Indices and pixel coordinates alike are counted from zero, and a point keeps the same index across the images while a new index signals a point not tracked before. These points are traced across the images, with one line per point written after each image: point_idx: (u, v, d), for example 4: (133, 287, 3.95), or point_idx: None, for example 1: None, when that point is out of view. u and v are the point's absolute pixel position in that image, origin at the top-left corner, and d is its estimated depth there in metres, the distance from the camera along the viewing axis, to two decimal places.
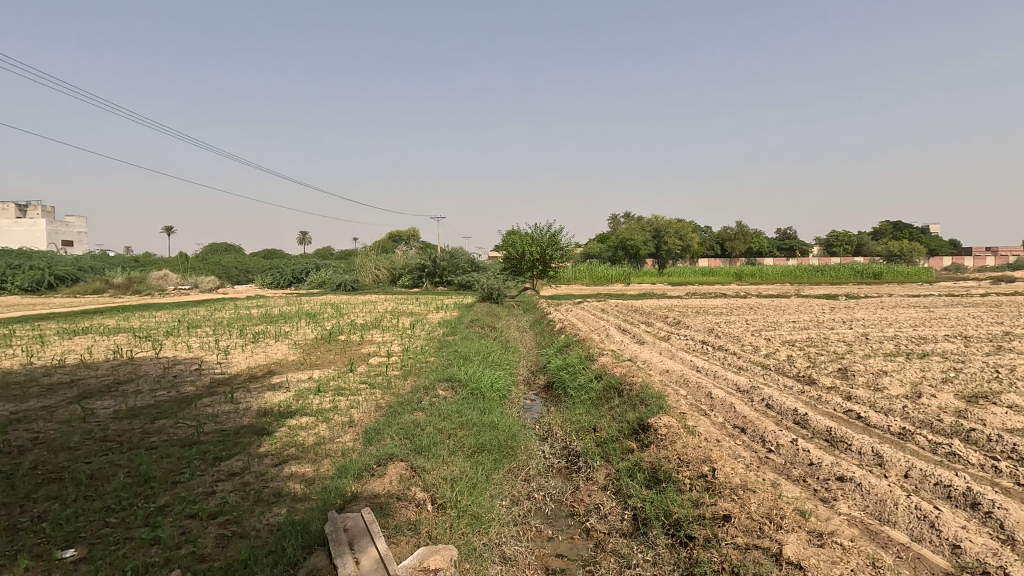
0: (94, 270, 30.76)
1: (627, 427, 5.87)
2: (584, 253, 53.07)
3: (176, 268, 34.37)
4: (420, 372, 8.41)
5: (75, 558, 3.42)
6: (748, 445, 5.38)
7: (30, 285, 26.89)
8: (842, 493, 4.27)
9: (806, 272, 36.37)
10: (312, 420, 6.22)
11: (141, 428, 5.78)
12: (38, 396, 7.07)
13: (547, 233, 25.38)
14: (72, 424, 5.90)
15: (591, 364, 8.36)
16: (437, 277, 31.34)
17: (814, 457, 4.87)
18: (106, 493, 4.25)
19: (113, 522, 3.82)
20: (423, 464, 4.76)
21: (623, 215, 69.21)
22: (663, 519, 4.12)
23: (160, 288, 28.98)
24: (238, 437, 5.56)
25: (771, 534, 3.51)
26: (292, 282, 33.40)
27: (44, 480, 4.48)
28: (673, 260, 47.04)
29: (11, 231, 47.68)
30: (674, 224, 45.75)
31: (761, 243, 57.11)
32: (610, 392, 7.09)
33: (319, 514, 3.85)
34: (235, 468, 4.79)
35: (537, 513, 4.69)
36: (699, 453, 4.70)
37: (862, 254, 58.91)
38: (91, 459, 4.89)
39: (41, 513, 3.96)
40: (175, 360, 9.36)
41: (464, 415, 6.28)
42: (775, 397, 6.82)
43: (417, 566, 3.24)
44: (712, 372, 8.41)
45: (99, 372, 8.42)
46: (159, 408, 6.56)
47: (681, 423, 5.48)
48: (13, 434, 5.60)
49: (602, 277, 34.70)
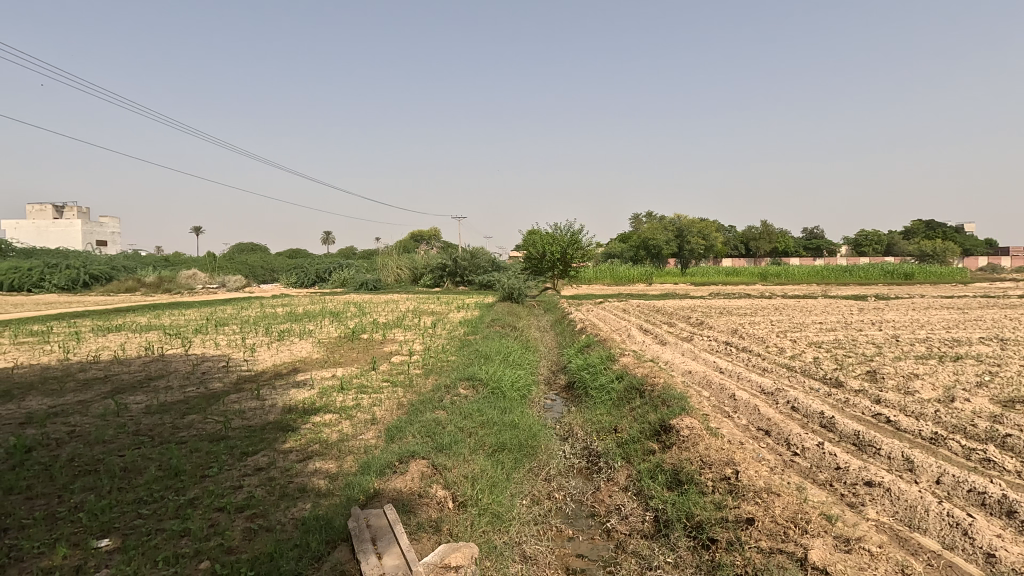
0: (128, 269, 31.66)
1: (648, 427, 5.84)
2: (605, 253, 52.84)
3: (206, 267, 35.17)
4: (441, 372, 8.44)
5: (110, 548, 3.54)
6: (772, 447, 5.31)
7: (66, 283, 27.82)
8: (871, 498, 4.17)
9: (832, 273, 35.65)
10: (335, 417, 6.32)
11: (172, 423, 5.95)
12: (74, 391, 7.30)
13: (568, 232, 25.28)
14: (107, 418, 6.09)
15: (612, 364, 8.34)
16: (458, 277, 31.43)
17: (841, 461, 4.78)
18: (138, 486, 4.38)
19: (145, 514, 3.94)
20: (445, 462, 4.79)
21: (645, 215, 68.79)
22: (684, 520, 4.09)
23: (190, 287, 29.73)
24: (264, 433, 5.68)
25: (797, 539, 3.45)
26: (316, 281, 33.99)
27: (81, 471, 4.66)
28: (695, 260, 46.37)
29: (50, 231, 49.84)
30: (696, 224, 45.13)
31: (787, 242, 56.19)
32: (632, 392, 7.04)
33: (343, 510, 3.91)
34: (261, 463, 4.89)
35: (558, 513, 4.70)
36: (722, 455, 4.64)
37: (892, 254, 57.47)
38: (124, 453, 5.05)
39: (78, 503, 4.11)
40: (204, 358, 9.59)
41: (485, 414, 6.31)
42: (800, 398, 6.71)
43: (439, 562, 3.27)
44: (735, 374, 8.30)
45: (133, 368, 8.68)
46: (189, 403, 6.73)
47: (703, 425, 5.42)
48: (52, 427, 5.82)
49: (624, 277, 34.45)
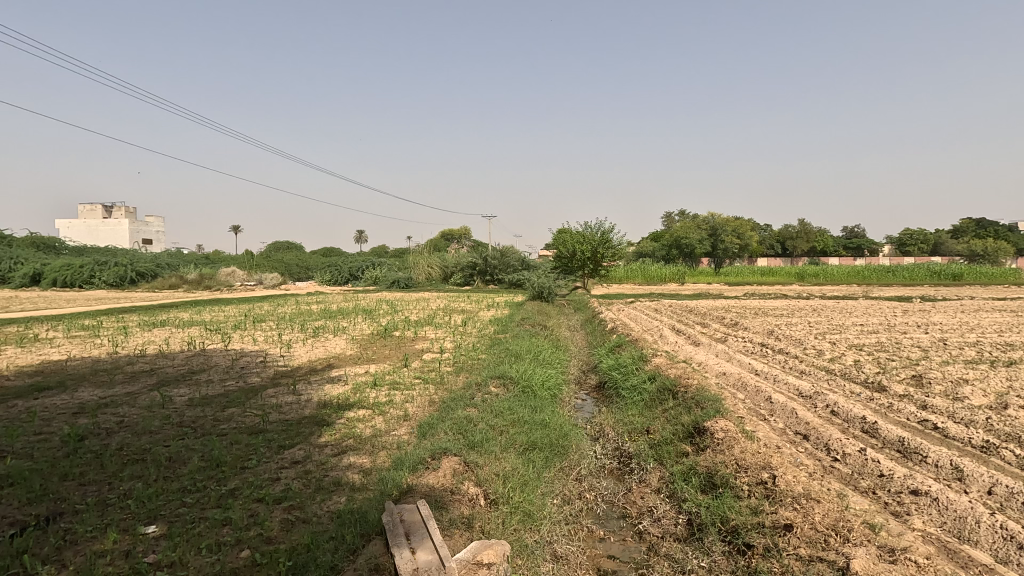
0: (171, 266, 32.90)
1: (682, 429, 5.75)
2: (636, 253, 52.30)
3: (244, 265, 36.25)
4: (472, 370, 8.50)
5: (156, 534, 3.69)
6: (811, 452, 5.16)
7: (114, 280, 29.04)
8: (916, 507, 4.01)
9: (873, 273, 34.43)
10: (369, 412, 6.43)
11: (213, 415, 6.15)
12: (122, 383, 7.63)
13: (598, 231, 25.11)
14: (152, 410, 6.34)
15: (644, 365, 8.25)
16: (488, 275, 31.56)
17: (885, 468, 4.61)
18: (182, 475, 4.55)
19: (189, 502, 4.09)
20: (476, 460, 4.82)
21: (677, 214, 67.73)
22: (719, 525, 4.02)
23: (229, 283, 30.70)
24: (300, 427, 5.83)
25: (838, 547, 3.35)
26: (350, 279, 34.65)
27: (129, 460, 4.86)
28: (729, 259, 45.42)
29: (100, 230, 52.17)
30: (731, 223, 44.18)
31: (826, 241, 54.55)
32: (665, 393, 6.95)
33: (377, 504, 3.98)
34: (298, 457, 5.02)
35: (589, 513, 4.68)
36: (759, 459, 4.53)
37: (939, 254, 55.10)
38: (169, 443, 5.25)
39: (127, 490, 4.30)
40: (243, 352, 9.89)
41: (516, 412, 6.33)
42: (840, 402, 6.50)
43: (472, 559, 3.29)
44: (771, 376, 8.10)
45: (176, 362, 9.01)
46: (229, 397, 6.95)
47: (738, 428, 5.30)
48: (102, 417, 6.10)
49: (655, 277, 34.02)
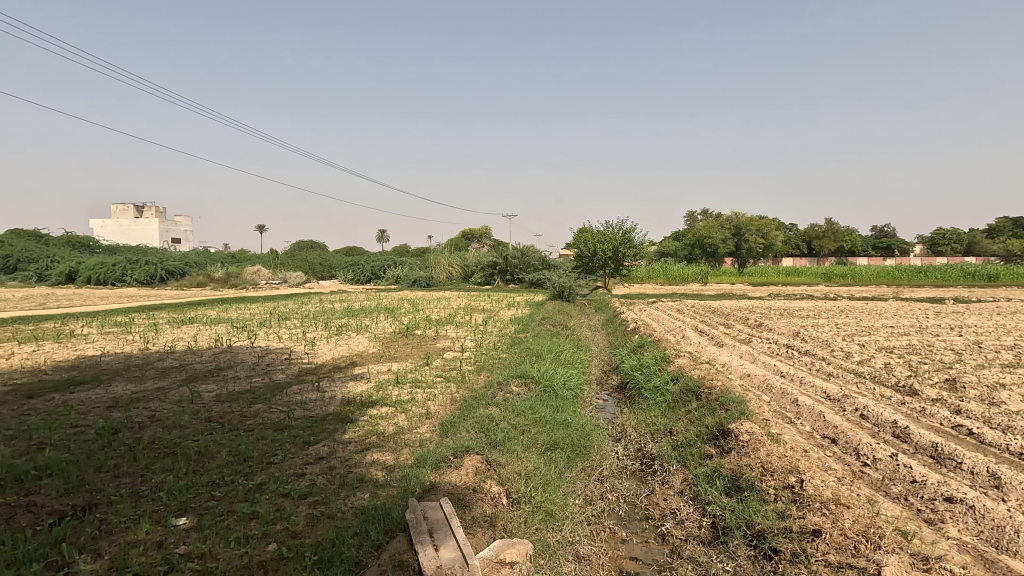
0: (199, 264, 33.68)
1: (706, 431, 5.68)
2: (658, 252, 51.80)
3: (270, 263, 36.92)
4: (493, 368, 8.53)
5: (187, 526, 3.77)
6: (840, 457, 5.04)
7: (145, 278, 29.84)
8: (951, 515, 3.89)
9: (904, 273, 33.51)
10: (391, 410, 6.49)
11: (240, 411, 6.28)
12: (153, 378, 7.84)
13: (620, 230, 24.93)
14: (182, 404, 6.50)
15: (667, 365, 8.16)
16: (508, 275, 31.60)
17: (917, 474, 4.48)
18: (211, 469, 4.66)
19: (218, 496, 4.18)
20: (498, 458, 4.84)
21: (700, 213, 66.91)
22: (745, 528, 3.96)
23: (255, 282, 31.30)
24: (325, 423, 5.92)
25: (868, 554, 3.28)
26: (372, 278, 35.03)
27: (161, 454, 4.99)
28: (753, 259, 44.67)
29: (131, 229, 53.67)
30: (755, 223, 43.45)
31: (854, 241, 53.30)
32: (688, 395, 6.86)
33: (401, 501, 4.01)
34: (322, 453, 5.09)
35: (611, 514, 4.65)
36: (786, 462, 4.45)
37: (973, 254, 53.39)
38: (198, 438, 5.38)
39: (159, 483, 4.41)
40: (269, 350, 10.08)
41: (538, 412, 6.32)
42: (869, 406, 6.35)
43: (495, 557, 3.30)
44: (797, 378, 7.94)
45: (205, 358, 9.22)
46: (255, 393, 7.09)
47: (763, 430, 5.21)
48: (134, 411, 6.28)
49: (677, 276, 33.65)
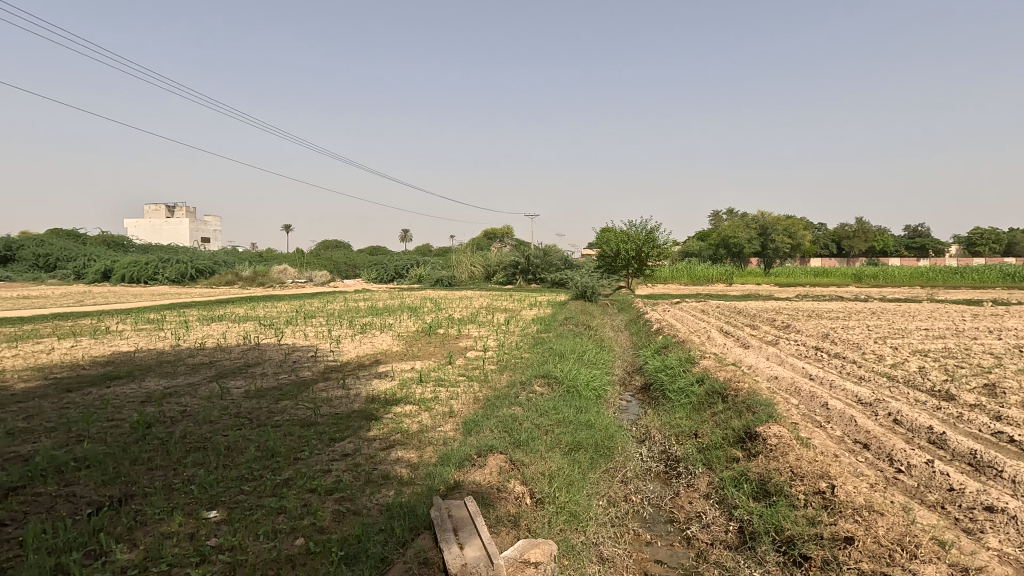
0: (228, 263, 34.47)
1: (732, 434, 5.59)
2: (681, 252, 51.17)
3: (296, 262, 37.58)
4: (516, 368, 8.53)
5: (218, 519, 3.86)
6: (872, 462, 4.91)
7: (176, 276, 30.68)
8: (992, 525, 3.75)
9: (939, 274, 32.45)
10: (415, 408, 6.55)
11: (268, 407, 6.41)
12: (185, 374, 8.05)
13: (643, 230, 24.71)
14: (212, 400, 6.66)
15: (692, 367, 8.06)
16: (530, 275, 31.58)
17: (955, 482, 4.34)
18: (240, 464, 4.76)
19: (247, 490, 4.27)
20: (522, 458, 4.83)
21: (725, 212, 65.89)
22: (773, 534, 3.89)
23: (281, 280, 31.89)
24: (350, 420, 6.00)
25: (904, 564, 3.18)
26: (395, 277, 35.38)
27: (192, 448, 5.12)
28: (780, 260, 43.81)
29: (164, 228, 55.22)
30: (783, 222, 42.58)
31: (886, 241, 51.85)
32: (714, 397, 6.76)
33: (425, 499, 4.04)
34: (348, 449, 5.16)
35: (635, 516, 4.61)
36: (816, 467, 4.34)
37: (1014, 254, 51.43)
38: (228, 433, 5.50)
39: (190, 476, 4.52)
40: (295, 347, 10.26)
41: (561, 412, 6.30)
42: (903, 411, 6.17)
43: (519, 557, 3.30)
44: (827, 381, 7.76)
45: (234, 355, 9.44)
46: (282, 390, 7.22)
47: (792, 434, 5.10)
48: (167, 406, 6.45)
49: (702, 276, 33.20)
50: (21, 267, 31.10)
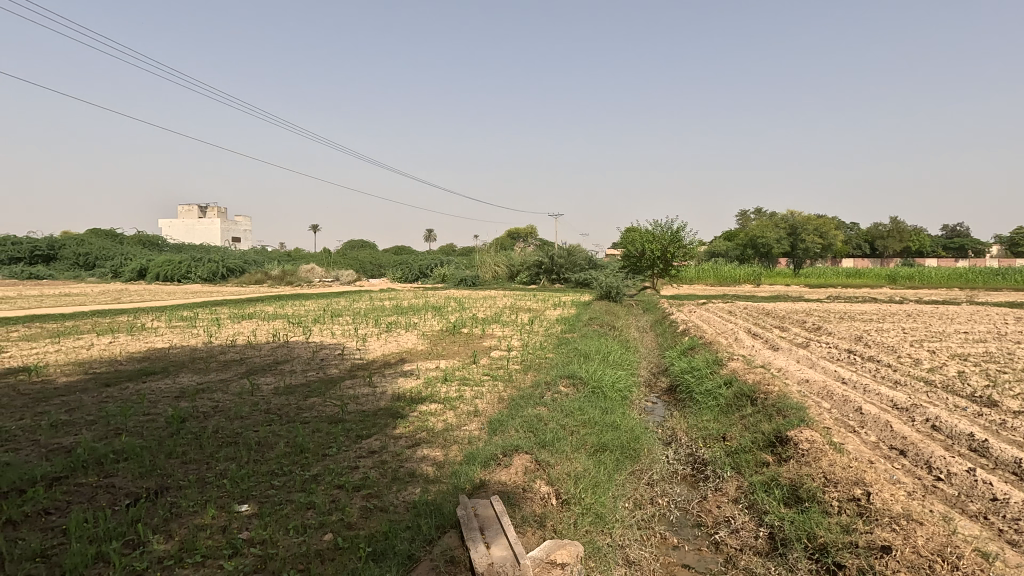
0: (258, 262, 35.24)
1: (762, 438, 5.48)
2: (708, 252, 50.39)
3: (323, 262, 38.22)
4: (540, 368, 8.51)
5: (249, 512, 3.95)
6: (909, 470, 4.76)
7: (208, 275, 31.49)
8: None
9: (980, 276, 31.24)
10: (440, 407, 6.59)
11: (296, 404, 6.53)
12: (217, 370, 8.26)
13: (669, 230, 24.40)
14: (243, 396, 6.81)
15: (719, 368, 7.93)
16: (554, 274, 31.49)
17: (999, 492, 4.17)
18: (271, 459, 4.85)
19: (277, 485, 4.36)
20: (547, 459, 4.82)
21: (753, 212, 64.65)
22: (806, 541, 3.80)
23: (308, 279, 32.46)
24: (376, 418, 6.07)
25: None
26: (419, 277, 35.68)
27: (224, 443, 5.24)
28: (810, 260, 42.82)
29: (196, 228, 56.77)
30: (814, 221, 41.57)
31: (923, 241, 50.17)
32: (743, 399, 6.64)
33: (451, 498, 4.06)
34: (374, 447, 5.22)
35: (662, 519, 4.55)
36: (851, 474, 4.22)
37: None
38: (258, 428, 5.62)
39: (223, 470, 4.63)
40: (323, 345, 10.43)
41: (587, 413, 6.26)
42: (942, 417, 5.95)
43: (545, 558, 3.29)
44: (861, 385, 7.55)
45: (263, 352, 9.64)
46: (310, 387, 7.35)
47: (825, 439, 4.98)
48: (200, 401, 6.63)
49: (729, 277, 32.64)
50: (63, 266, 32.40)
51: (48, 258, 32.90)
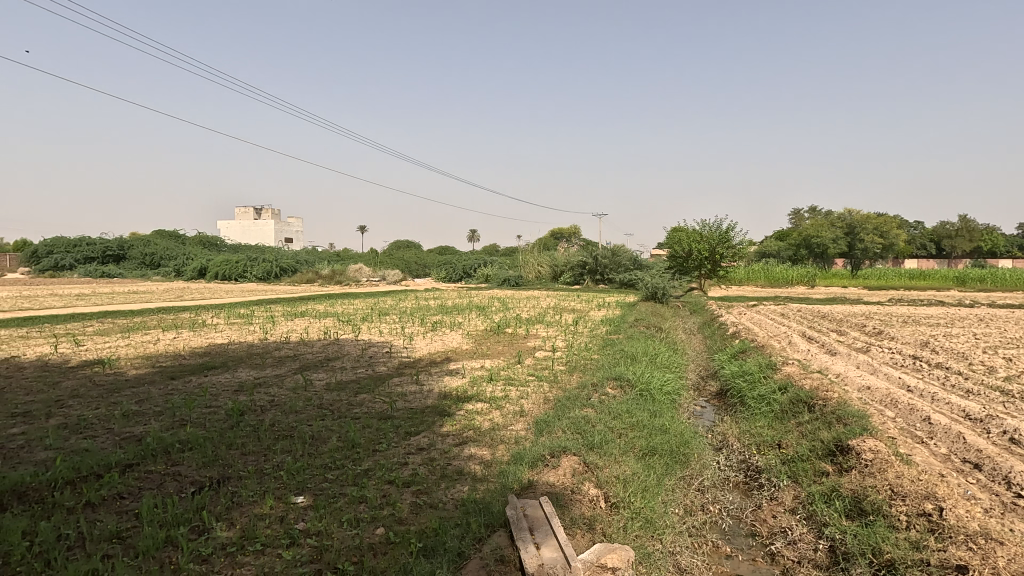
0: (309, 262, 36.44)
1: (821, 446, 5.24)
2: (759, 252, 48.72)
3: (370, 261, 39.19)
4: (586, 370, 8.43)
5: (305, 504, 4.08)
6: (986, 485, 4.45)
7: (263, 274, 32.80)
8: None
9: None
10: (486, 406, 6.63)
11: (347, 400, 6.71)
12: (272, 366, 8.59)
13: (717, 229, 23.74)
14: (297, 391, 7.06)
15: (773, 373, 7.65)
16: (598, 275, 31.17)
17: None
18: (324, 453, 5.01)
19: (330, 478, 4.49)
20: (596, 461, 4.77)
21: (807, 210, 62.13)
22: (870, 556, 3.61)
23: (356, 279, 33.33)
24: (424, 415, 6.16)
25: None
26: (463, 277, 36.04)
27: (280, 436, 5.44)
28: (870, 261, 40.79)
29: (252, 229, 59.25)
30: (873, 220, 39.58)
31: (996, 240, 46.91)
32: (798, 406, 6.38)
33: (500, 497, 4.07)
34: (423, 444, 5.30)
35: (713, 527, 4.43)
36: (921, 487, 3.99)
37: None
38: (312, 423, 5.81)
39: (279, 462, 4.81)
40: (371, 343, 10.69)
41: (635, 415, 6.16)
42: (1022, 429, 5.54)
43: (596, 561, 3.25)
44: (928, 394, 7.12)
45: (315, 349, 9.97)
46: (360, 383, 7.53)
47: (891, 449, 4.72)
48: (257, 395, 6.91)
49: (781, 278, 31.48)
50: (132, 265, 34.43)
51: (118, 258, 35.01)
